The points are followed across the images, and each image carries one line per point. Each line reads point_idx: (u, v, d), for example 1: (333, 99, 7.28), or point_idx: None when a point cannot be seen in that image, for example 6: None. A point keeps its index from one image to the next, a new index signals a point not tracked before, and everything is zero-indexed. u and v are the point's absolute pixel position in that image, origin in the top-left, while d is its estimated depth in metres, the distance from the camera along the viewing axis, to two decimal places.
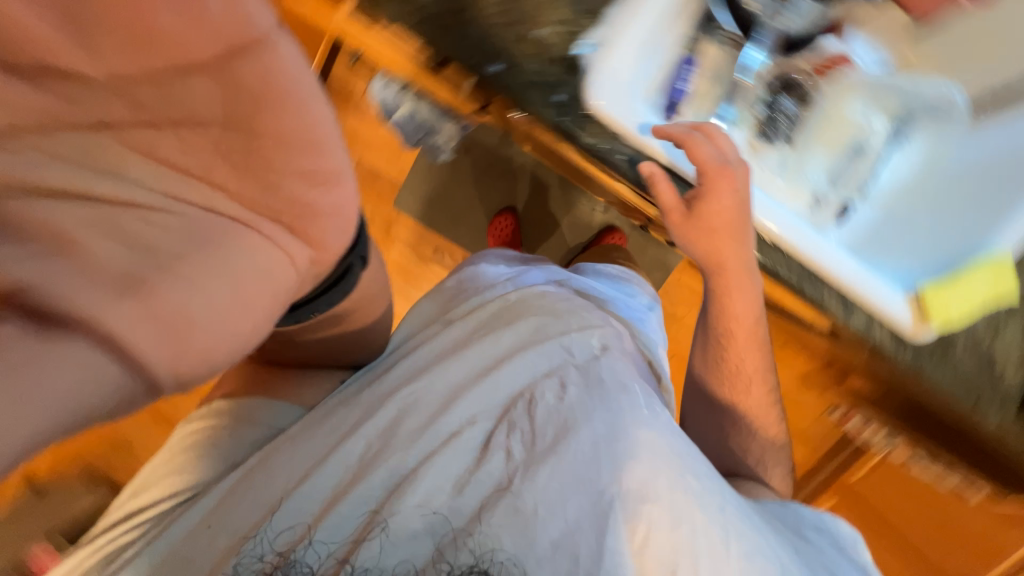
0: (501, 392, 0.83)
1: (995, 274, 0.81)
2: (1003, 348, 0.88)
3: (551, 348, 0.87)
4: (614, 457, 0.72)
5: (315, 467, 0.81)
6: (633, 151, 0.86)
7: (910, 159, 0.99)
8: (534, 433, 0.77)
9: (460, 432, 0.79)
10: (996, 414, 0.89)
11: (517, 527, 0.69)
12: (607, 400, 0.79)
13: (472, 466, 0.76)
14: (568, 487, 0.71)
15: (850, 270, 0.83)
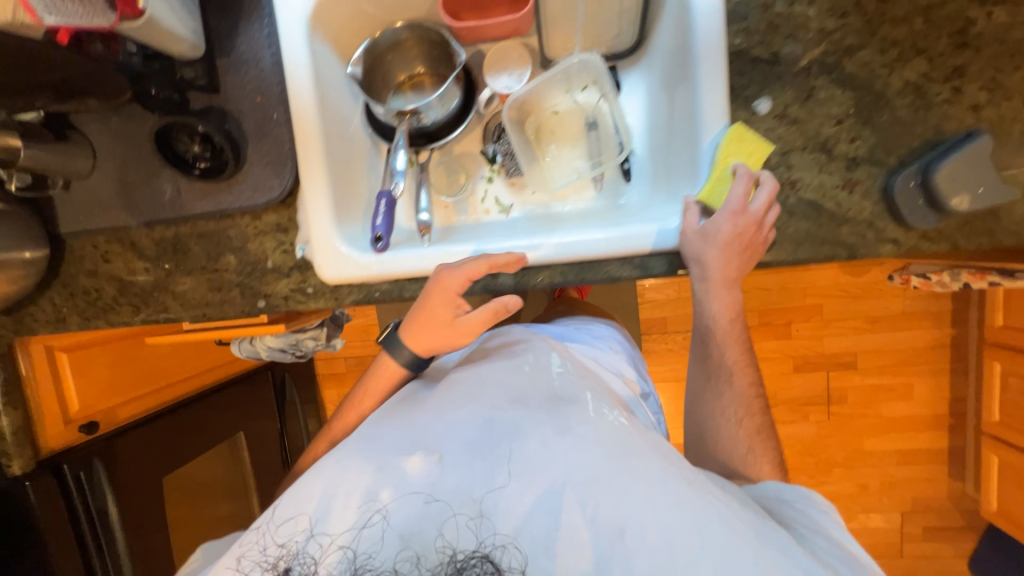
0: (473, 405, 0.60)
1: (743, 146, 0.66)
2: (811, 190, 0.67)
3: (517, 352, 0.71)
4: (574, 470, 0.52)
5: (353, 462, 0.56)
6: (390, 284, 0.78)
7: (636, 104, 0.87)
8: (495, 445, 0.55)
9: (410, 459, 0.55)
10: (884, 247, 0.67)
11: (493, 525, 0.50)
12: (570, 410, 0.59)
13: (436, 493, 0.52)
14: (536, 499, 0.51)
15: (651, 236, 0.71)
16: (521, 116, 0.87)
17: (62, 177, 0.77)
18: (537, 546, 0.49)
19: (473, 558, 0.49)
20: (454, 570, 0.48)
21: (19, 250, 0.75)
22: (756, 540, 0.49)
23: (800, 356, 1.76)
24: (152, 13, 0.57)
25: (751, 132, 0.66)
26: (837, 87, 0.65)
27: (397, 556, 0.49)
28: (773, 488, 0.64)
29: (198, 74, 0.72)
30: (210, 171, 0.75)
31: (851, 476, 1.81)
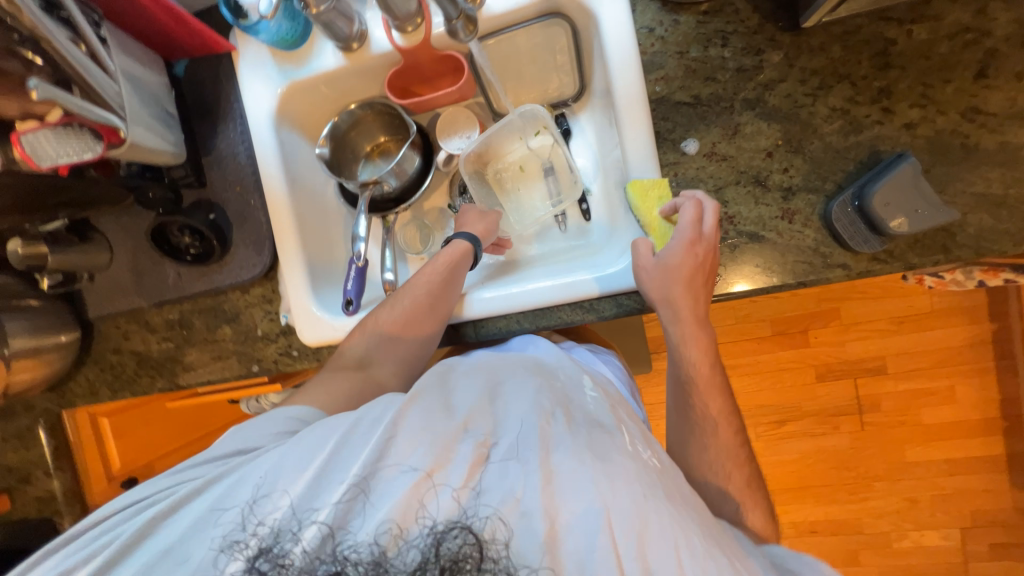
0: (522, 406, 0.57)
1: (651, 198, 0.68)
2: (751, 223, 0.67)
3: (552, 362, 0.69)
4: (617, 498, 0.49)
5: (393, 430, 0.53)
6: None
7: (592, 146, 0.88)
8: (540, 449, 0.52)
9: (452, 447, 0.52)
10: (833, 273, 0.65)
11: (530, 532, 0.48)
12: (613, 438, 0.56)
13: (472, 486, 0.50)
14: (573, 519, 0.48)
15: (597, 280, 0.74)
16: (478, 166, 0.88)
17: (86, 272, 0.88)
18: (572, 562, 0.47)
19: (454, 529, 0.48)
20: (435, 545, 0.47)
21: (57, 335, 0.88)
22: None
23: (823, 365, 1.62)
24: (133, 141, 0.68)
25: (646, 178, 0.68)
26: (763, 120, 0.66)
27: (402, 540, 0.48)
28: (778, 550, 0.62)
29: (186, 172, 0.82)
30: (199, 256, 0.85)
31: (897, 489, 1.62)
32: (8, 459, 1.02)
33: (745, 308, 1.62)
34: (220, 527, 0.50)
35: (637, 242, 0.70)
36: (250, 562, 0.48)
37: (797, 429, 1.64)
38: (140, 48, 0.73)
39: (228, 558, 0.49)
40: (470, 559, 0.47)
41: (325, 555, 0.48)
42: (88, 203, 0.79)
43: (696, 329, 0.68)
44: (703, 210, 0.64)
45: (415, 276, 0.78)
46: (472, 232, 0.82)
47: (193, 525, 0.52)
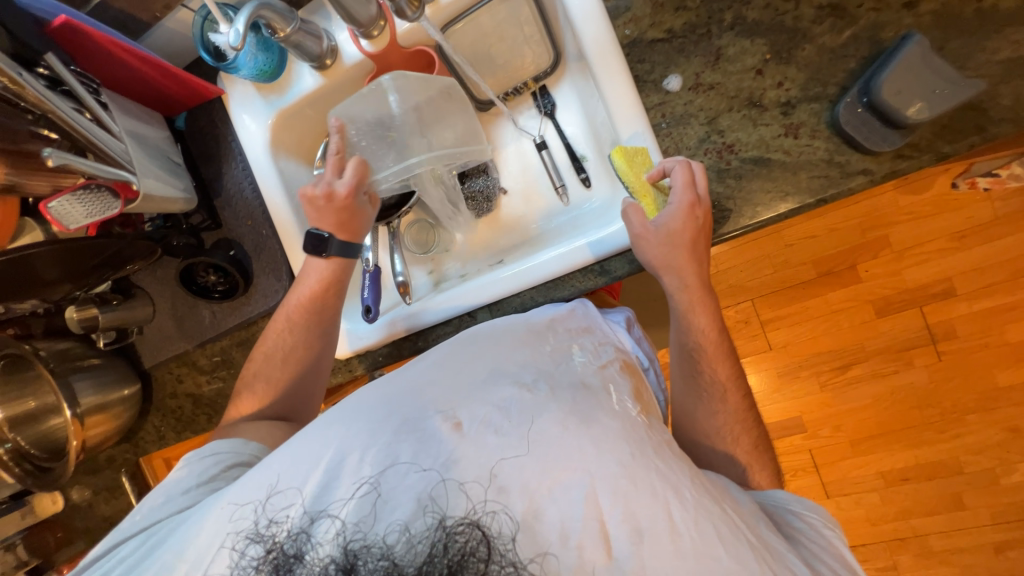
0: (496, 379, 0.55)
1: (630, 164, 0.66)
2: (753, 148, 0.63)
3: (537, 329, 0.65)
4: (600, 461, 0.47)
5: (364, 420, 0.53)
6: (387, 346, 0.86)
7: (575, 111, 0.87)
8: (518, 421, 0.50)
9: (428, 425, 0.51)
10: (854, 181, 0.60)
11: (513, 508, 0.46)
12: (597, 400, 0.54)
13: (453, 464, 0.48)
14: (559, 488, 0.46)
15: (605, 241, 0.73)
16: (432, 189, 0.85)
17: (134, 327, 0.95)
18: (553, 532, 0.45)
19: (461, 523, 0.46)
20: (443, 539, 0.45)
21: (120, 389, 0.95)
22: (754, 552, 0.46)
23: (880, 298, 1.50)
24: (145, 192, 0.71)
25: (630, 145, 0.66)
26: (745, 38, 0.62)
27: (387, 527, 0.46)
28: (780, 494, 0.58)
29: (203, 217, 0.88)
30: (226, 292, 0.90)
31: (992, 419, 1.46)
32: (103, 509, 1.12)
33: (781, 254, 1.53)
34: (235, 524, 0.50)
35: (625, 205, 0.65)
36: (266, 555, 0.48)
37: (864, 371, 1.52)
38: (139, 108, 0.79)
39: (239, 559, 0.49)
40: (478, 554, 0.45)
41: (323, 554, 0.46)
42: (123, 264, 0.85)
43: (696, 292, 0.65)
44: (694, 172, 0.62)
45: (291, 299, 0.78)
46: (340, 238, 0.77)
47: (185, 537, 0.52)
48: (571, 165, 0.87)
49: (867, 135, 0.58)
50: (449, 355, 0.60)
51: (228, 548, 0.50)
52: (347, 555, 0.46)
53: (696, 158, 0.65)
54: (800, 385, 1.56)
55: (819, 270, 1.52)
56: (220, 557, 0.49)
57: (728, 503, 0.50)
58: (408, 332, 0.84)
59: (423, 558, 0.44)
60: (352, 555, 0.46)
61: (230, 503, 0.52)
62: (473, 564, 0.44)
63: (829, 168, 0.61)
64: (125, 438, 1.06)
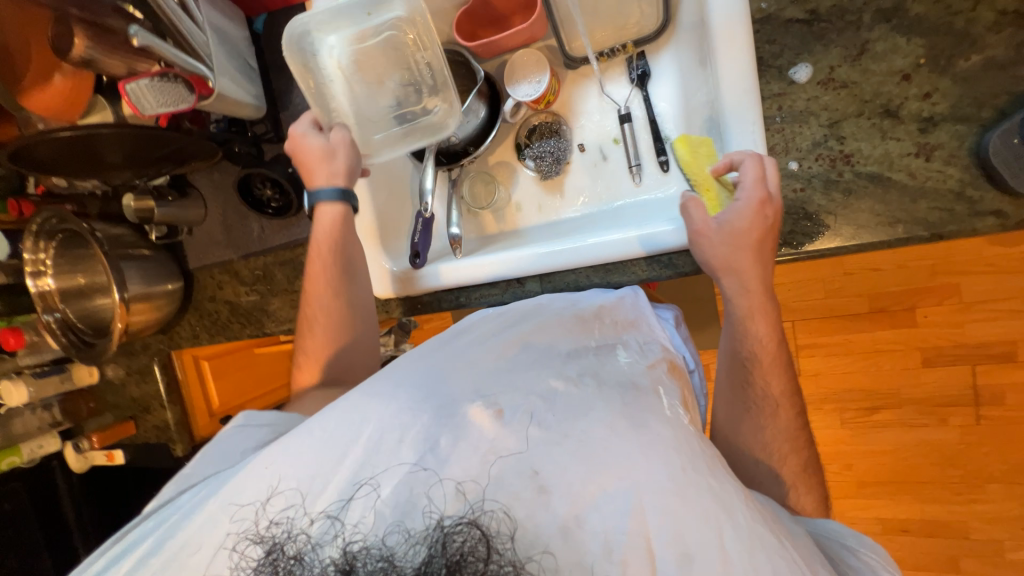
0: (539, 372, 0.54)
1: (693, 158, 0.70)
2: (874, 162, 0.57)
3: (586, 320, 0.63)
4: (648, 472, 0.45)
5: (401, 395, 0.53)
6: (429, 295, 0.85)
7: (669, 85, 0.80)
8: (562, 418, 0.49)
9: (467, 412, 0.50)
10: (982, 222, 0.54)
11: (553, 512, 0.45)
12: (647, 402, 0.52)
13: (493, 454, 0.47)
14: (602, 497, 0.45)
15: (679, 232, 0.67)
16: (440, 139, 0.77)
17: (185, 225, 0.96)
18: (597, 543, 0.44)
19: (459, 524, 0.45)
20: (440, 539, 0.44)
21: (164, 283, 0.97)
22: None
23: (933, 348, 1.41)
24: (219, 91, 0.69)
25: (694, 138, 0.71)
26: (900, 35, 0.55)
27: (387, 527, 0.45)
28: (833, 527, 0.57)
29: (267, 128, 0.86)
30: (280, 208, 0.90)
31: (1016, 494, 1.40)
32: (132, 391, 1.18)
33: (839, 282, 1.44)
34: (233, 523, 0.49)
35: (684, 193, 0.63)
36: (264, 557, 0.46)
37: (894, 418, 1.46)
38: (223, 1, 0.76)
39: (239, 558, 0.47)
40: (477, 555, 0.43)
41: (325, 556, 0.45)
42: (184, 161, 0.85)
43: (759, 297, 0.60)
44: (766, 167, 0.57)
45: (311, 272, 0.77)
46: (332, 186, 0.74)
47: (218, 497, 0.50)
48: (650, 147, 0.81)
49: (1016, 172, 0.51)
50: (491, 334, 0.61)
51: (226, 550, 0.48)
52: (346, 558, 0.44)
53: (804, 162, 0.59)
54: (822, 417, 1.51)
55: (876, 306, 1.43)
56: (220, 557, 0.48)
57: (784, 536, 0.48)
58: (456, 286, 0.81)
59: (422, 560, 0.43)
60: (351, 558, 0.44)
61: (228, 499, 0.50)
62: (472, 564, 0.42)
63: (958, 201, 0.54)
64: (162, 330, 1.10)
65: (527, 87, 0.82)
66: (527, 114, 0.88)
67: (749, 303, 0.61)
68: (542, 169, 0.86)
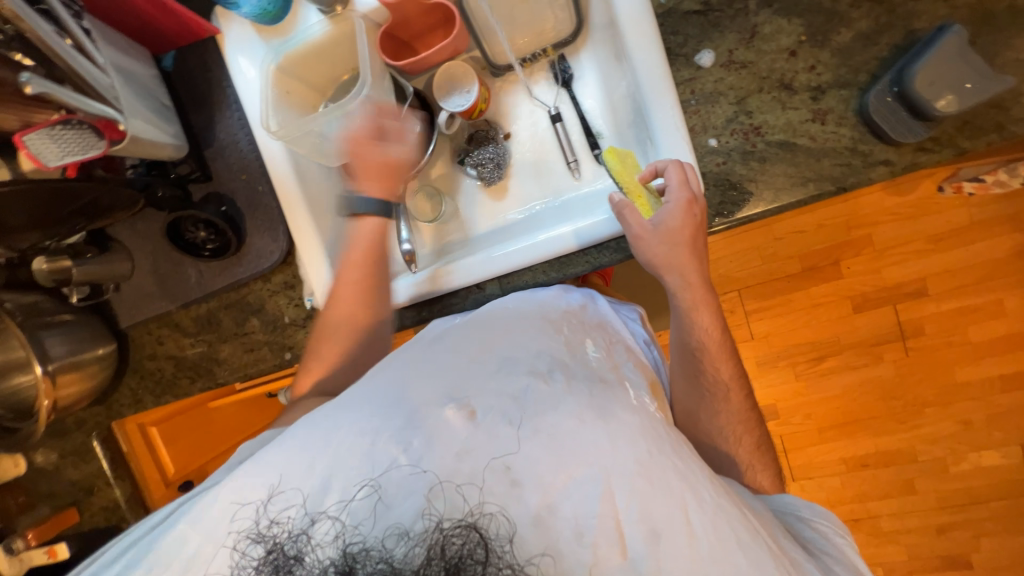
0: (512, 369, 0.55)
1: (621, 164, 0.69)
2: (780, 131, 0.63)
3: (553, 316, 0.63)
4: (616, 455, 0.48)
5: (385, 402, 0.53)
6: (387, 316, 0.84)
7: (592, 84, 0.84)
8: (533, 412, 0.51)
9: (442, 415, 0.51)
10: (875, 171, 0.61)
11: (526, 501, 0.46)
12: (614, 394, 0.54)
13: (468, 451, 0.49)
14: (572, 484, 0.47)
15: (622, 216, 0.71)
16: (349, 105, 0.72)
17: (111, 282, 0.89)
18: (569, 527, 0.46)
19: (459, 526, 0.45)
20: (439, 541, 0.44)
21: (93, 348, 0.89)
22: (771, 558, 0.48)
23: (859, 295, 1.56)
24: (133, 134, 0.66)
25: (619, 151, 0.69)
26: (782, 17, 0.62)
27: (385, 529, 0.45)
28: (789, 500, 0.62)
29: (191, 167, 0.82)
30: (216, 249, 0.85)
31: (948, 413, 1.56)
32: (71, 474, 1.06)
33: (771, 247, 1.56)
34: (237, 524, 0.50)
35: (616, 198, 0.64)
36: (265, 557, 0.47)
37: (838, 363, 1.60)
38: (125, 41, 0.72)
39: (241, 556, 0.49)
40: (477, 558, 0.43)
41: (323, 557, 0.45)
42: (102, 214, 0.79)
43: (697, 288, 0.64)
44: (687, 171, 0.62)
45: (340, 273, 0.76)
46: (376, 196, 0.76)
47: (209, 509, 0.52)
48: (585, 146, 0.84)
49: (893, 125, 0.58)
50: (462, 336, 0.61)
51: (229, 549, 0.50)
52: (346, 559, 0.44)
53: (722, 138, 0.65)
54: (777, 375, 1.62)
55: (806, 265, 1.56)
56: (224, 557, 0.49)
57: (744, 507, 0.53)
58: (411, 303, 0.82)
59: (421, 561, 0.42)
60: (350, 560, 0.44)
61: (232, 499, 0.51)
62: (471, 566, 0.43)
63: (853, 157, 0.61)
64: (97, 401, 1.00)
65: (459, 97, 0.83)
66: (463, 125, 0.89)
67: (692, 296, 0.64)
68: (485, 176, 0.88)
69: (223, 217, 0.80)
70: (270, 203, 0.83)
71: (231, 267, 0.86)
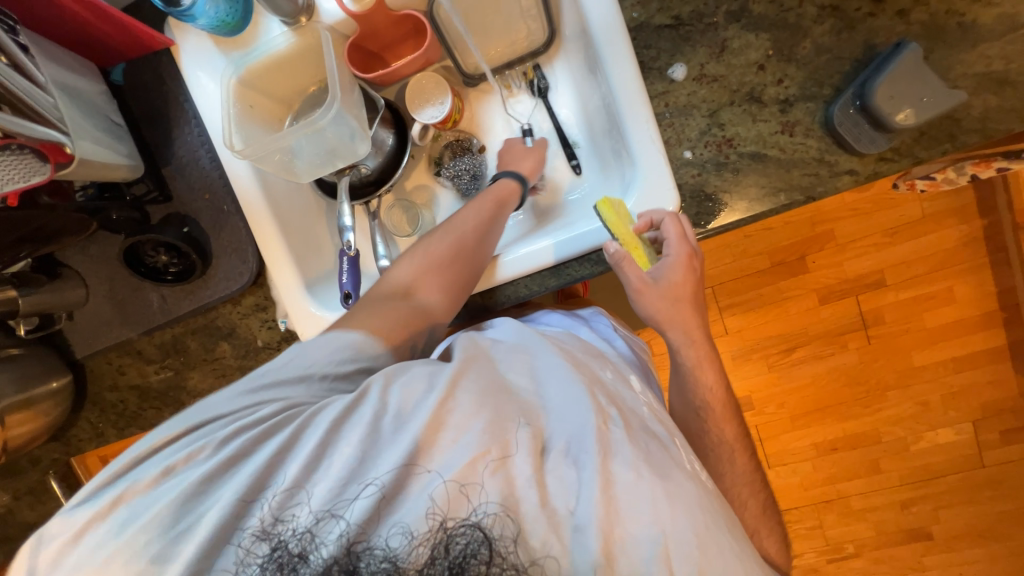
0: (579, 400, 0.50)
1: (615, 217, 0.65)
2: (751, 143, 0.64)
3: (596, 356, 0.64)
4: (680, 526, 0.45)
5: (460, 400, 0.47)
6: None
7: (566, 92, 0.84)
8: (600, 456, 0.46)
9: (507, 445, 0.45)
10: (841, 181, 0.63)
11: (586, 546, 0.43)
12: (670, 455, 0.52)
13: (536, 482, 0.45)
14: (627, 542, 0.44)
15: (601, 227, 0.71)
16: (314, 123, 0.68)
17: (63, 311, 0.83)
18: None
19: (463, 526, 0.43)
20: (444, 540, 0.42)
21: (47, 382, 0.83)
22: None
23: (824, 287, 1.63)
24: (81, 157, 0.61)
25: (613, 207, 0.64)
26: (750, 32, 0.63)
27: (399, 535, 0.42)
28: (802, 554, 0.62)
29: (148, 187, 0.77)
30: (180, 273, 0.80)
31: (907, 395, 1.65)
32: (26, 516, 0.99)
33: (741, 244, 1.61)
34: (232, 516, 0.44)
35: (616, 251, 0.62)
36: (270, 554, 0.43)
37: (807, 353, 1.66)
38: (68, 55, 0.67)
39: (239, 554, 0.44)
40: (483, 557, 0.42)
41: (327, 556, 0.42)
42: (48, 240, 0.73)
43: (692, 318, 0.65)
44: (684, 225, 0.63)
45: (455, 220, 0.71)
46: (519, 172, 0.77)
47: (220, 495, 0.45)
48: (563, 158, 0.84)
49: (858, 136, 0.60)
50: (517, 359, 0.55)
51: (233, 545, 0.44)
52: (350, 558, 0.42)
53: (696, 150, 0.66)
54: (752, 367, 1.68)
55: (775, 260, 1.62)
56: (219, 554, 0.44)
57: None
58: None
59: (424, 561, 0.42)
60: (354, 558, 0.42)
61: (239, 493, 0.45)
62: (473, 565, 0.42)
63: (820, 166, 0.63)
64: (54, 436, 0.94)
65: (432, 109, 0.81)
66: (437, 135, 0.88)
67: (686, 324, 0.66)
68: (462, 188, 0.86)
69: (185, 240, 0.76)
70: (237, 223, 0.79)
71: (197, 291, 0.81)
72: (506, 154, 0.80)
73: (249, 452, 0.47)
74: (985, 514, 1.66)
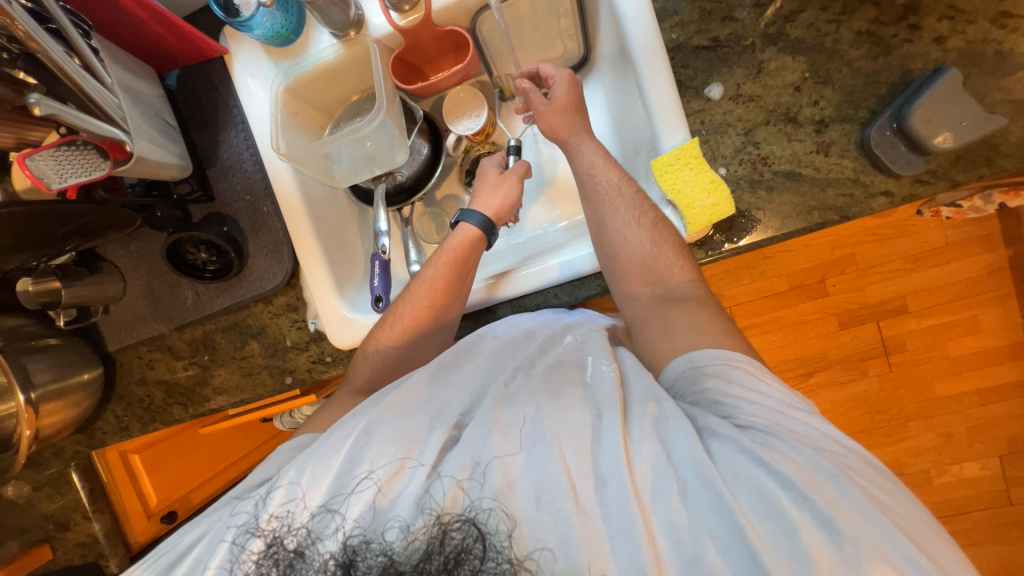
0: (481, 371, 0.60)
1: (674, 171, 0.65)
2: (786, 161, 0.65)
3: (538, 324, 0.67)
4: (570, 422, 0.51)
5: (368, 411, 0.57)
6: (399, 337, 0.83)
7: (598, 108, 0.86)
8: (494, 406, 0.54)
9: (418, 413, 0.56)
10: (876, 202, 0.63)
11: (493, 479, 0.49)
12: (571, 376, 0.57)
13: (448, 448, 0.53)
14: (531, 460, 0.50)
15: None
16: (353, 132, 0.71)
17: (100, 305, 0.85)
18: (527, 498, 0.48)
19: (460, 522, 0.48)
20: (439, 535, 0.48)
21: (80, 373, 0.84)
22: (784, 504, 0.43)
23: (845, 312, 1.60)
24: (138, 154, 0.64)
25: (667, 153, 0.66)
26: (787, 55, 0.65)
27: (388, 524, 0.49)
28: None
29: (192, 187, 0.79)
30: (218, 269, 0.83)
31: (931, 426, 1.61)
32: (43, 507, 0.99)
33: (760, 266, 1.60)
34: (238, 519, 0.53)
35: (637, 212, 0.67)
36: (266, 551, 0.50)
37: (826, 379, 1.64)
38: (132, 60, 0.71)
39: (245, 554, 0.51)
40: (475, 550, 0.47)
41: (324, 550, 0.49)
42: (95, 234, 0.75)
43: (654, 228, 0.66)
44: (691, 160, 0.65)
45: (425, 271, 0.74)
46: (486, 213, 0.76)
47: (226, 518, 0.55)
48: None
49: (892, 156, 0.61)
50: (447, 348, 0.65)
51: (229, 543, 0.52)
52: (346, 552, 0.48)
53: (731, 167, 0.67)
54: None
55: (795, 283, 1.60)
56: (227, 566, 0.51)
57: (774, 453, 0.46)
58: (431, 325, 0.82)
59: (421, 555, 0.47)
60: (351, 552, 0.48)
61: (238, 501, 0.55)
62: (469, 561, 0.47)
63: (856, 188, 0.64)
64: (80, 428, 0.95)
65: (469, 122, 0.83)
66: (469, 148, 0.89)
67: None
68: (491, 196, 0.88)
69: (228, 243, 0.78)
70: (274, 224, 0.81)
71: (231, 290, 0.83)
72: (478, 185, 0.79)
73: (192, 546, 0.55)
74: (1015, 555, 1.59)
